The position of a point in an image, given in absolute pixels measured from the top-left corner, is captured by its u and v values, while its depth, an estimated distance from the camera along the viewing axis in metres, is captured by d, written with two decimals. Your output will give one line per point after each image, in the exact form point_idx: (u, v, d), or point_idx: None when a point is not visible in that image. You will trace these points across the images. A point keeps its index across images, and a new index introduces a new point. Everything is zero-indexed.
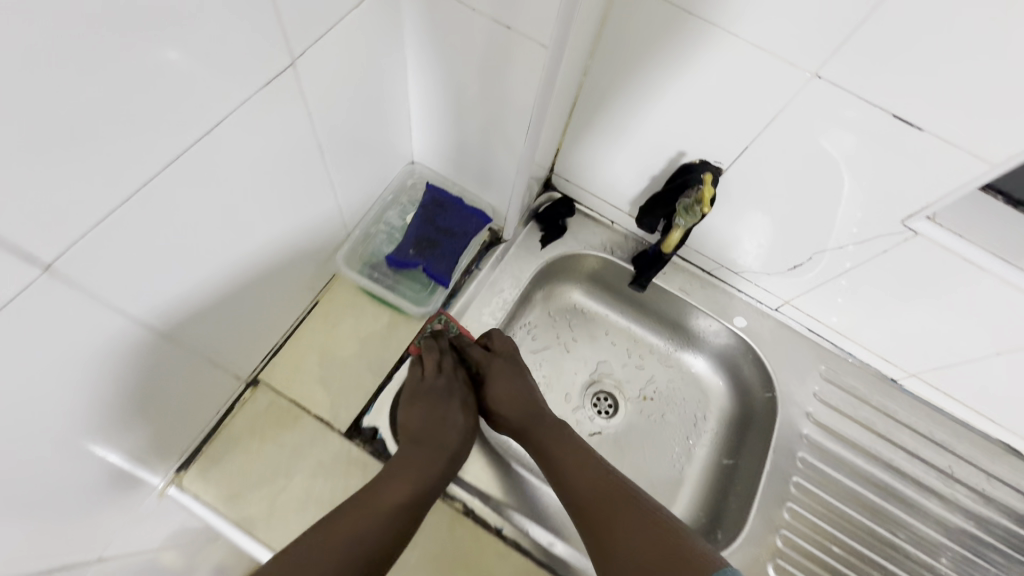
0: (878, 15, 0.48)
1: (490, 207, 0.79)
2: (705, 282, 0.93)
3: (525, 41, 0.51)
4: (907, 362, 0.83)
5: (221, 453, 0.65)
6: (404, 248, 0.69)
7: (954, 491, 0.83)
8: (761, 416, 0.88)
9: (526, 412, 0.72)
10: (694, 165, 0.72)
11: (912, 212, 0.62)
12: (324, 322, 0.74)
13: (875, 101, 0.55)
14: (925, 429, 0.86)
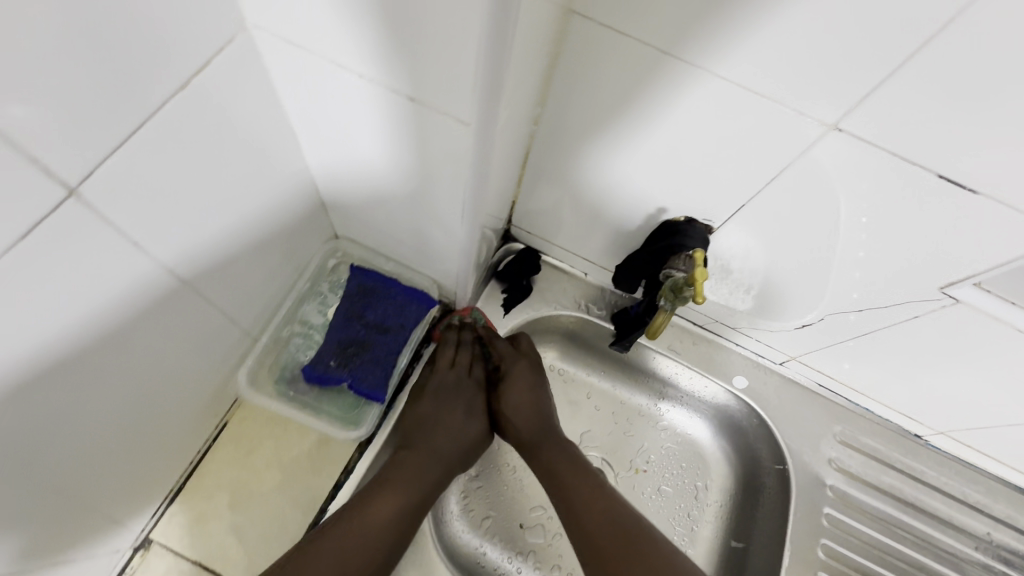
0: (919, 55, 0.36)
1: (428, 279, 0.64)
2: (696, 336, 0.80)
3: (440, 116, 0.38)
4: (934, 420, 0.72)
5: None
6: (323, 358, 0.55)
7: (994, 563, 0.73)
8: (771, 490, 0.76)
9: (541, 430, 0.63)
10: (680, 224, 0.59)
11: (951, 281, 0.50)
12: (236, 450, 0.59)
13: (907, 159, 0.42)
14: (958, 491, 0.75)
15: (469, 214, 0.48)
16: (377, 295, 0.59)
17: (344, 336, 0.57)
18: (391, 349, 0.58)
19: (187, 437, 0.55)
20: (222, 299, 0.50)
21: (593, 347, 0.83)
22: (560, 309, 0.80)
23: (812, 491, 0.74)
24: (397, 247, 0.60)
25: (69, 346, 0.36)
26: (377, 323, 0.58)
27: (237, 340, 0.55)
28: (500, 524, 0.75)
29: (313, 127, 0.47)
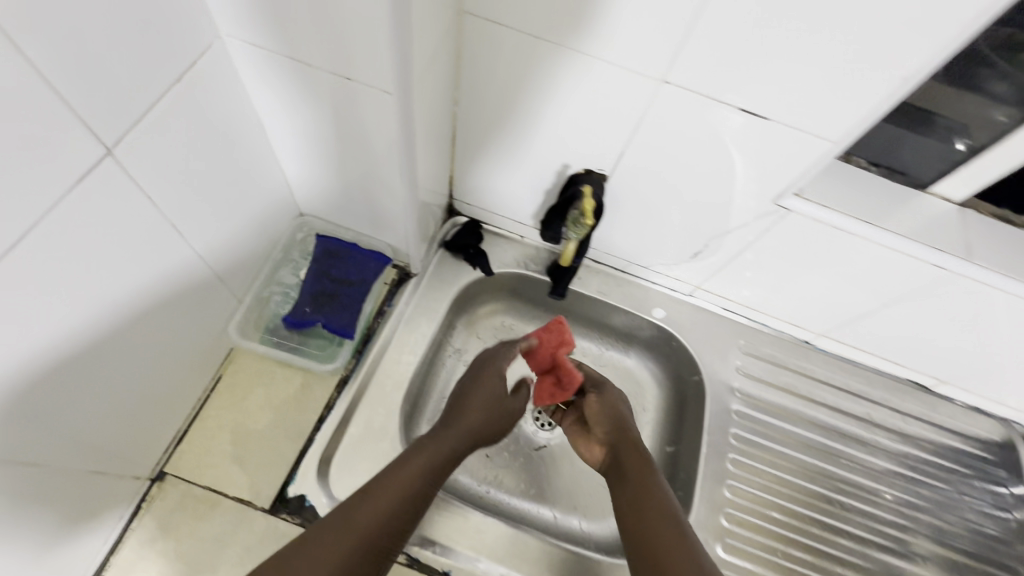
0: (701, 25, 0.51)
1: (387, 245, 0.77)
2: (621, 279, 0.94)
3: (367, 89, 0.51)
4: (814, 324, 0.88)
5: (133, 561, 0.61)
6: (300, 306, 0.67)
7: (872, 437, 0.90)
8: (693, 398, 0.90)
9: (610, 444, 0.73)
10: (580, 175, 0.74)
11: (780, 192, 0.66)
12: (231, 397, 0.70)
13: (722, 101, 0.58)
14: (843, 382, 0.91)
15: (405, 175, 0.61)
16: (341, 255, 0.72)
17: (315, 288, 0.69)
18: (356, 298, 0.70)
19: (189, 384, 0.66)
20: (211, 262, 0.62)
21: (534, 300, 0.96)
22: (502, 267, 0.92)
23: (724, 395, 0.88)
24: (356, 217, 0.73)
25: (102, 287, 0.48)
26: (341, 279, 0.71)
27: (225, 299, 0.67)
28: (469, 455, 0.88)
29: (275, 116, 0.59)
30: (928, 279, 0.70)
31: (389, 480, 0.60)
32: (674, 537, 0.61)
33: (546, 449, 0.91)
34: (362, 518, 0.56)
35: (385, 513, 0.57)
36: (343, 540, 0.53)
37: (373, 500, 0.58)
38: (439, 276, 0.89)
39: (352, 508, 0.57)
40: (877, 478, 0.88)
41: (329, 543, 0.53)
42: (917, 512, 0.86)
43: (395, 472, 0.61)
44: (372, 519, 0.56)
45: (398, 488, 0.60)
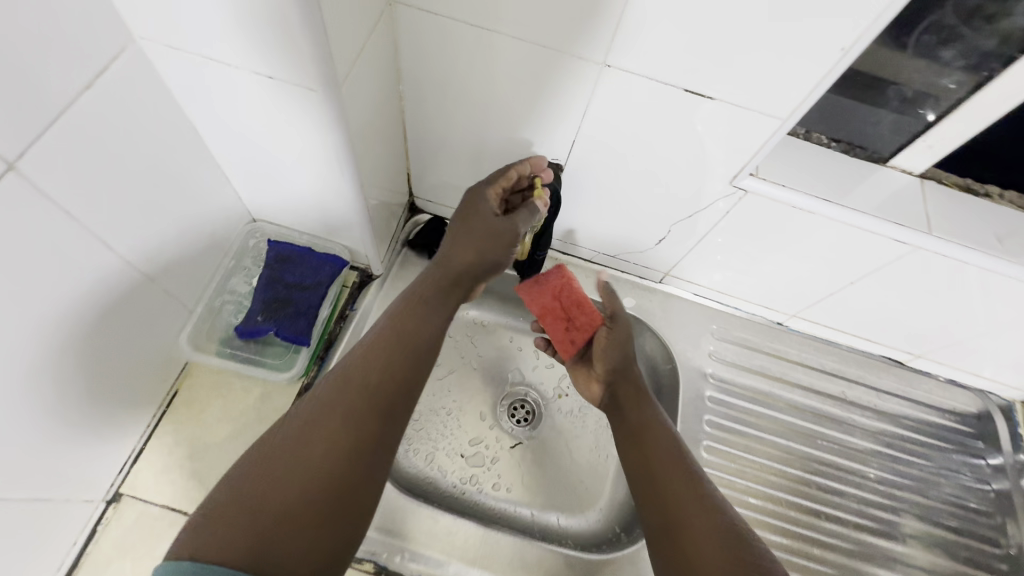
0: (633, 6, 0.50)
1: (343, 247, 0.75)
2: (589, 270, 0.92)
3: (293, 87, 0.49)
4: (784, 305, 0.87)
5: None
6: (252, 316, 0.65)
7: (847, 415, 0.89)
8: (668, 386, 0.89)
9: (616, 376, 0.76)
10: (534, 166, 0.72)
11: (736, 172, 0.64)
12: (189, 411, 0.68)
13: (659, 78, 0.56)
14: (816, 362, 0.91)
15: (349, 175, 0.60)
16: (294, 260, 0.69)
17: (268, 296, 0.67)
18: (311, 303, 0.68)
19: (142, 401, 0.64)
20: (154, 274, 0.60)
21: (506, 296, 0.97)
22: None
23: (697, 381, 0.88)
24: (307, 220, 0.71)
25: (26, 310, 0.46)
26: (296, 283, 0.68)
27: (177, 311, 0.64)
28: (442, 456, 0.87)
29: (208, 120, 0.58)
30: (890, 254, 0.69)
31: (336, 389, 0.54)
32: (691, 488, 0.62)
33: (522, 446, 0.90)
34: (313, 442, 0.50)
35: (333, 431, 0.51)
36: (304, 463, 0.49)
37: (316, 417, 0.52)
38: (402, 277, 0.87)
39: (300, 426, 0.51)
40: (855, 457, 0.87)
41: (286, 472, 0.48)
42: (894, 488, 0.86)
43: (338, 384, 0.55)
44: (323, 439, 0.50)
45: (342, 403, 0.53)
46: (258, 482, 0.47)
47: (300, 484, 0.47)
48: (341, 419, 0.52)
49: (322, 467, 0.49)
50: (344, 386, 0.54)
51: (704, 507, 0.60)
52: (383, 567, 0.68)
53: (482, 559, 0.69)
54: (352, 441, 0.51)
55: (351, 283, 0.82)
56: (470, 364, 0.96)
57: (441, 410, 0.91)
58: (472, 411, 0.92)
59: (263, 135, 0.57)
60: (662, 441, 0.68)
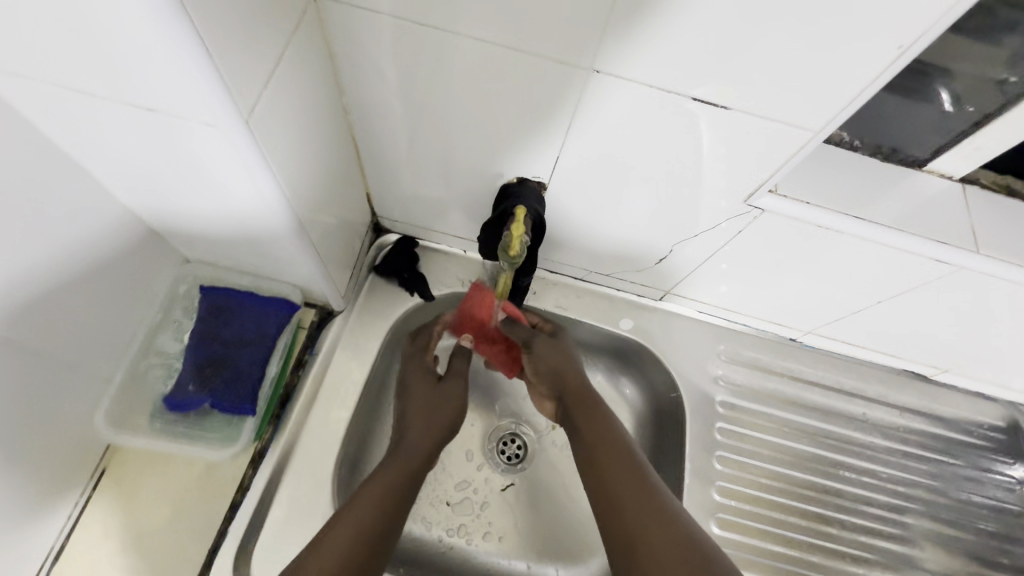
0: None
1: (290, 283, 0.65)
2: (580, 289, 0.82)
3: (185, 122, 0.38)
4: (800, 322, 0.78)
5: None
6: (183, 385, 0.56)
7: (867, 439, 0.81)
8: (672, 417, 0.80)
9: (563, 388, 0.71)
10: (513, 186, 0.62)
11: (751, 192, 0.55)
12: (118, 495, 0.58)
13: (677, 92, 0.46)
14: (833, 381, 0.82)
15: (280, 212, 0.50)
16: (232, 311, 0.59)
17: (201, 359, 0.57)
18: (253, 362, 0.58)
19: (57, 491, 0.54)
20: (48, 348, 0.49)
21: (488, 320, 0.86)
22: (444, 289, 0.80)
23: (703, 410, 0.79)
24: (242, 259, 0.60)
25: None
26: (235, 339, 0.59)
27: (88, 381, 0.54)
28: (425, 505, 0.78)
29: (99, 161, 0.46)
30: (927, 274, 0.59)
31: (358, 497, 0.57)
32: (630, 476, 0.59)
33: (514, 488, 0.81)
34: (337, 540, 0.52)
35: (352, 544, 0.53)
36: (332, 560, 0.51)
37: (336, 527, 0.54)
38: (368, 310, 0.76)
39: (325, 535, 0.53)
40: (877, 486, 0.79)
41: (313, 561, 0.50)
42: (920, 518, 0.78)
43: (359, 498, 0.57)
44: (342, 545, 0.52)
45: (363, 518, 0.55)
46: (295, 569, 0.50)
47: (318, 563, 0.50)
48: (365, 533, 0.54)
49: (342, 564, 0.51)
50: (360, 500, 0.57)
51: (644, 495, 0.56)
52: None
53: None
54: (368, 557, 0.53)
55: (309, 322, 0.71)
56: None
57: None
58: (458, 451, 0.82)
59: (167, 173, 0.46)
60: (605, 431, 0.65)
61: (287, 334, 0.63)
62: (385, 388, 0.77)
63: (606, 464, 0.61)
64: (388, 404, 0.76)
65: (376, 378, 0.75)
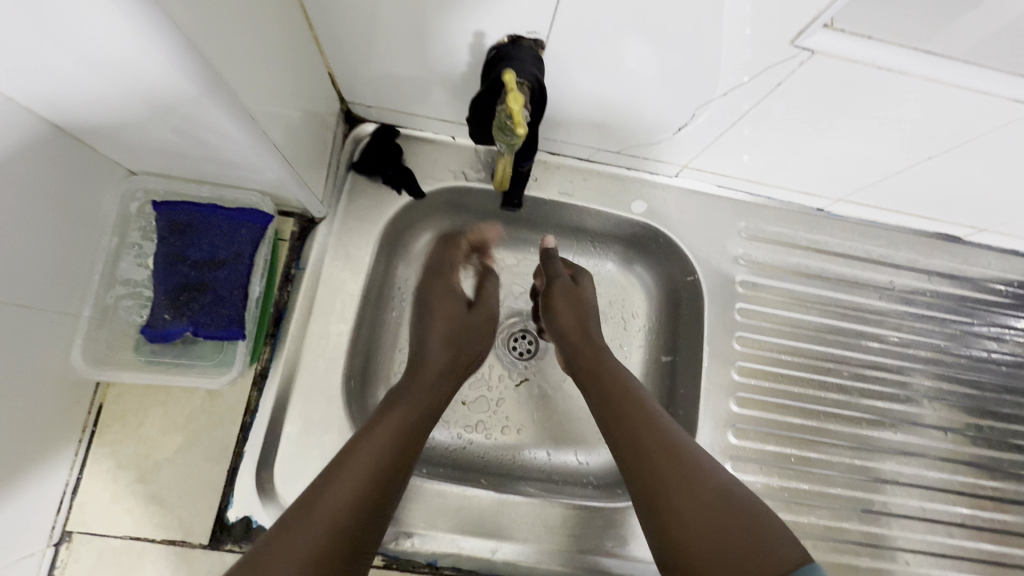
0: None
1: (255, 192, 0.57)
2: (587, 172, 0.74)
3: None
4: (831, 189, 0.71)
5: None
6: (157, 314, 0.51)
7: (888, 306, 0.78)
8: (688, 301, 0.76)
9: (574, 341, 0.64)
10: (504, 48, 0.51)
11: (800, 30, 0.44)
12: (124, 427, 0.56)
13: None
14: (861, 251, 0.77)
15: (221, 102, 0.40)
16: (196, 229, 0.52)
17: (171, 285, 0.51)
18: (229, 282, 0.53)
19: (59, 432, 0.52)
20: (6, 291, 0.42)
21: (485, 211, 0.76)
22: (435, 185, 0.71)
23: (722, 291, 0.74)
24: (201, 169, 0.52)
25: None
26: (205, 259, 0.53)
27: (58, 322, 0.48)
28: None
29: None
30: (998, 118, 0.51)
31: (376, 424, 0.52)
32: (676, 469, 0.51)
33: (527, 383, 0.78)
34: (340, 497, 0.45)
35: (365, 483, 0.47)
36: (329, 527, 0.43)
37: (350, 468, 0.48)
38: (353, 214, 0.68)
39: (337, 471, 0.47)
40: (894, 353, 0.78)
41: (304, 541, 0.42)
42: (928, 377, 0.78)
43: (376, 423, 0.52)
44: (353, 493, 0.46)
45: (390, 437, 0.51)
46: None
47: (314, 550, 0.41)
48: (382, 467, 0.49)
49: (334, 537, 0.43)
50: (386, 417, 0.53)
51: (687, 492, 0.49)
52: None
53: (501, 531, 0.61)
54: (378, 497, 0.47)
55: (289, 234, 0.65)
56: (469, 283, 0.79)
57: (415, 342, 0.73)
58: None
59: (74, 69, 0.36)
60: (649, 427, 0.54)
61: (263, 251, 0.57)
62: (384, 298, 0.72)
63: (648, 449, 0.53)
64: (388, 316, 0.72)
65: (373, 288, 0.69)
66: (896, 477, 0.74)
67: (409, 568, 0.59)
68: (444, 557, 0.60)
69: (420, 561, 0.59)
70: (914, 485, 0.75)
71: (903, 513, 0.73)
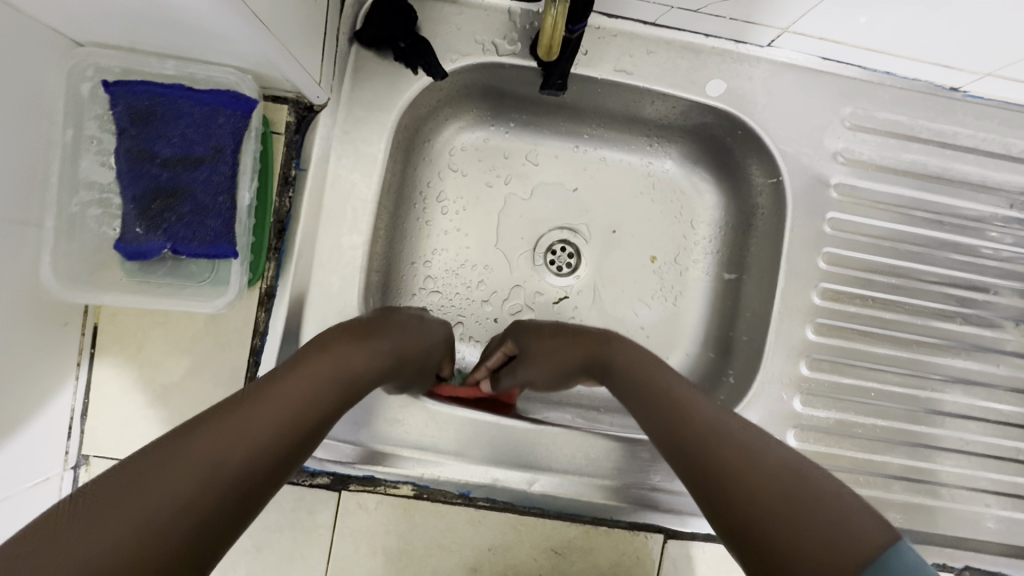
0: None
1: (231, 68, 0.44)
2: (652, 42, 0.58)
3: None
4: (983, 61, 0.53)
5: None
6: (129, 227, 0.43)
7: (1017, 215, 0.63)
8: (765, 208, 0.63)
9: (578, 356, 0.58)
10: None
11: None
12: (124, 348, 0.51)
13: None
14: (996, 145, 0.61)
15: None
16: (161, 117, 0.43)
17: (140, 189, 0.43)
18: (209, 186, 0.44)
19: (51, 357, 0.46)
20: None
21: (524, 97, 0.64)
22: (459, 61, 0.57)
23: (811, 197, 0.60)
24: (161, 37, 0.41)
25: None
26: (178, 156, 0.44)
27: (14, 232, 0.40)
28: (469, 324, 0.67)
29: None
30: None
31: (321, 356, 0.44)
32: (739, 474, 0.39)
33: (567, 300, 0.69)
34: (287, 397, 0.39)
35: (311, 399, 0.41)
36: (238, 453, 0.34)
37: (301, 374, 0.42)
38: (360, 100, 0.55)
39: (264, 394, 0.39)
40: (1013, 273, 0.64)
41: (202, 463, 0.33)
42: (1017, 297, 0.64)
43: (320, 355, 0.44)
44: (296, 399, 0.40)
45: (343, 365, 0.44)
46: (119, 502, 0.30)
47: (222, 478, 0.33)
48: (316, 404, 0.41)
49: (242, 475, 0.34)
50: (337, 352, 0.45)
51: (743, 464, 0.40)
52: (339, 480, 0.54)
53: (539, 462, 0.55)
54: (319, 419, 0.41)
55: (285, 126, 0.54)
56: (500, 183, 0.69)
57: (442, 254, 0.67)
58: (500, 263, 0.68)
59: None
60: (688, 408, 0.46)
61: (248, 147, 0.46)
62: (406, 201, 0.64)
63: (714, 461, 0.41)
64: (414, 220, 0.66)
65: (385, 191, 0.59)
66: (959, 409, 0.63)
67: (441, 499, 0.55)
68: (477, 490, 0.55)
69: (452, 492, 0.55)
70: (984, 419, 0.63)
71: (976, 453, 0.62)
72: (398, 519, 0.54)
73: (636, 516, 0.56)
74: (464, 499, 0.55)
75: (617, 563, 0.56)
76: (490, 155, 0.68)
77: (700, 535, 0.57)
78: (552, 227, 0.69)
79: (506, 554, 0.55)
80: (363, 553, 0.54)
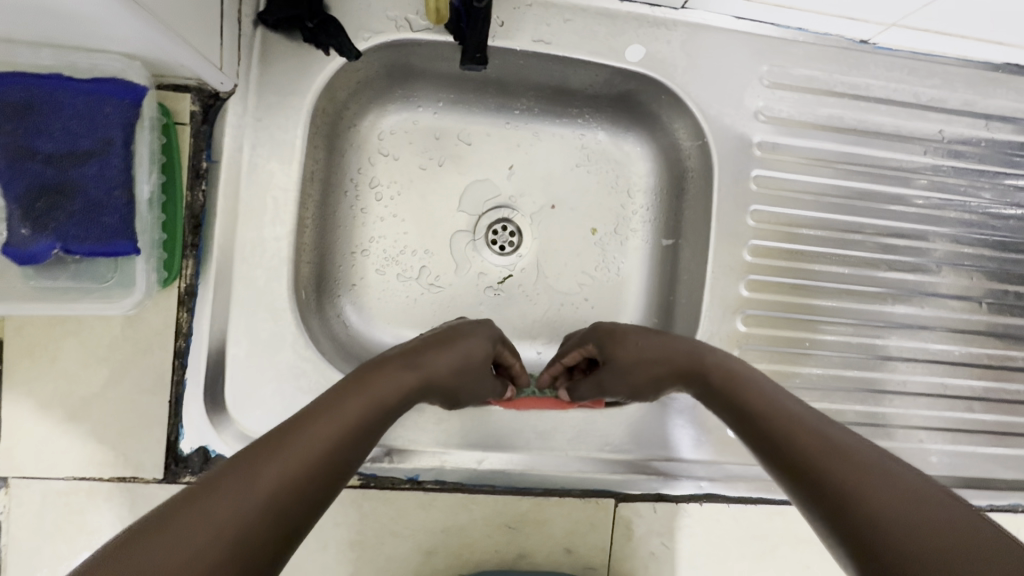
0: None
1: (117, 55, 0.42)
2: (568, 9, 0.57)
3: None
4: (884, 11, 0.55)
5: None
6: (13, 229, 0.42)
7: (933, 162, 0.65)
8: (695, 171, 0.64)
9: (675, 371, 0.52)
10: None
11: None
12: (36, 361, 0.49)
13: None
14: (907, 93, 0.63)
15: None
16: (39, 111, 0.42)
17: (21, 188, 0.42)
18: (101, 181, 0.43)
19: None
20: None
21: (447, 75, 0.63)
22: (371, 40, 0.55)
23: (738, 157, 0.61)
24: (27, 26, 0.38)
25: None
26: (63, 151, 0.43)
27: None
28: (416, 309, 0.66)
29: None
30: None
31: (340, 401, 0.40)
32: (824, 450, 0.40)
33: (511, 278, 0.68)
34: (294, 457, 0.34)
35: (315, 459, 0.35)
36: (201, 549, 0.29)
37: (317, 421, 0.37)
38: (272, 85, 0.53)
39: (297, 433, 0.36)
40: (933, 218, 0.66)
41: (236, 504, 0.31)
42: (940, 241, 0.66)
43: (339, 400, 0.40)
44: (302, 458, 0.35)
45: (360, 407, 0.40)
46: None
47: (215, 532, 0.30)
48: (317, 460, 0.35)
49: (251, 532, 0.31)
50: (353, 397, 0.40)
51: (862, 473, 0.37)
52: None
53: (487, 440, 0.55)
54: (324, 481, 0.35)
55: (189, 116, 0.52)
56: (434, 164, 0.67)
57: (380, 241, 0.65)
58: (441, 245, 0.67)
59: None
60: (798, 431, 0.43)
61: (145, 137, 0.45)
62: (335, 188, 0.63)
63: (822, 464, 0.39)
64: (346, 208, 0.64)
65: (307, 179, 0.57)
66: (889, 352, 0.65)
67: (390, 486, 0.54)
68: (426, 473, 0.55)
69: (402, 478, 0.55)
70: (916, 359, 0.65)
71: (908, 393, 0.65)
72: (347, 511, 0.53)
73: (589, 484, 0.57)
74: (414, 484, 0.55)
75: (571, 531, 0.57)
76: (421, 137, 0.67)
77: (654, 497, 0.58)
78: (491, 206, 0.68)
79: (459, 534, 0.55)
80: (314, 547, 0.53)
